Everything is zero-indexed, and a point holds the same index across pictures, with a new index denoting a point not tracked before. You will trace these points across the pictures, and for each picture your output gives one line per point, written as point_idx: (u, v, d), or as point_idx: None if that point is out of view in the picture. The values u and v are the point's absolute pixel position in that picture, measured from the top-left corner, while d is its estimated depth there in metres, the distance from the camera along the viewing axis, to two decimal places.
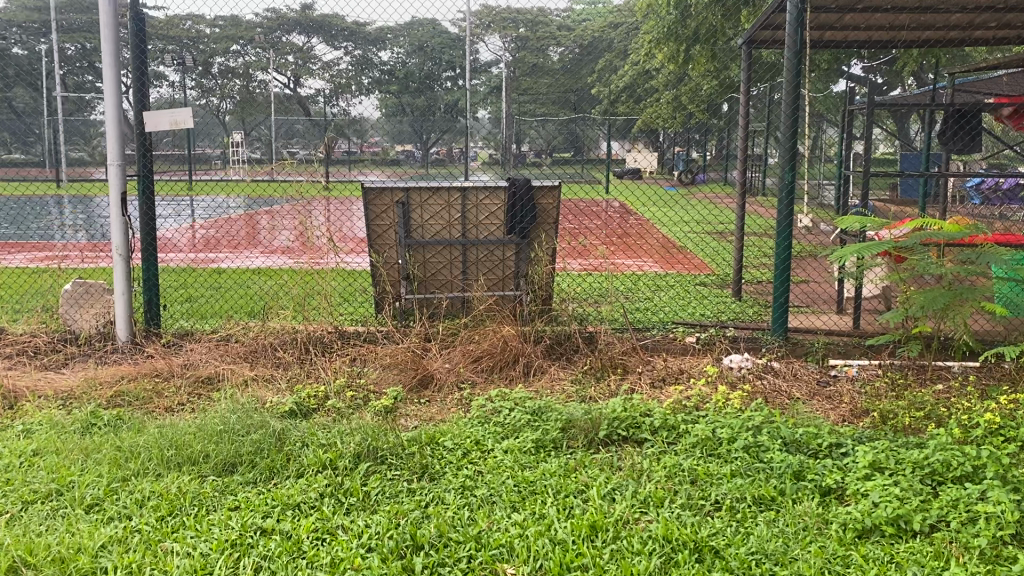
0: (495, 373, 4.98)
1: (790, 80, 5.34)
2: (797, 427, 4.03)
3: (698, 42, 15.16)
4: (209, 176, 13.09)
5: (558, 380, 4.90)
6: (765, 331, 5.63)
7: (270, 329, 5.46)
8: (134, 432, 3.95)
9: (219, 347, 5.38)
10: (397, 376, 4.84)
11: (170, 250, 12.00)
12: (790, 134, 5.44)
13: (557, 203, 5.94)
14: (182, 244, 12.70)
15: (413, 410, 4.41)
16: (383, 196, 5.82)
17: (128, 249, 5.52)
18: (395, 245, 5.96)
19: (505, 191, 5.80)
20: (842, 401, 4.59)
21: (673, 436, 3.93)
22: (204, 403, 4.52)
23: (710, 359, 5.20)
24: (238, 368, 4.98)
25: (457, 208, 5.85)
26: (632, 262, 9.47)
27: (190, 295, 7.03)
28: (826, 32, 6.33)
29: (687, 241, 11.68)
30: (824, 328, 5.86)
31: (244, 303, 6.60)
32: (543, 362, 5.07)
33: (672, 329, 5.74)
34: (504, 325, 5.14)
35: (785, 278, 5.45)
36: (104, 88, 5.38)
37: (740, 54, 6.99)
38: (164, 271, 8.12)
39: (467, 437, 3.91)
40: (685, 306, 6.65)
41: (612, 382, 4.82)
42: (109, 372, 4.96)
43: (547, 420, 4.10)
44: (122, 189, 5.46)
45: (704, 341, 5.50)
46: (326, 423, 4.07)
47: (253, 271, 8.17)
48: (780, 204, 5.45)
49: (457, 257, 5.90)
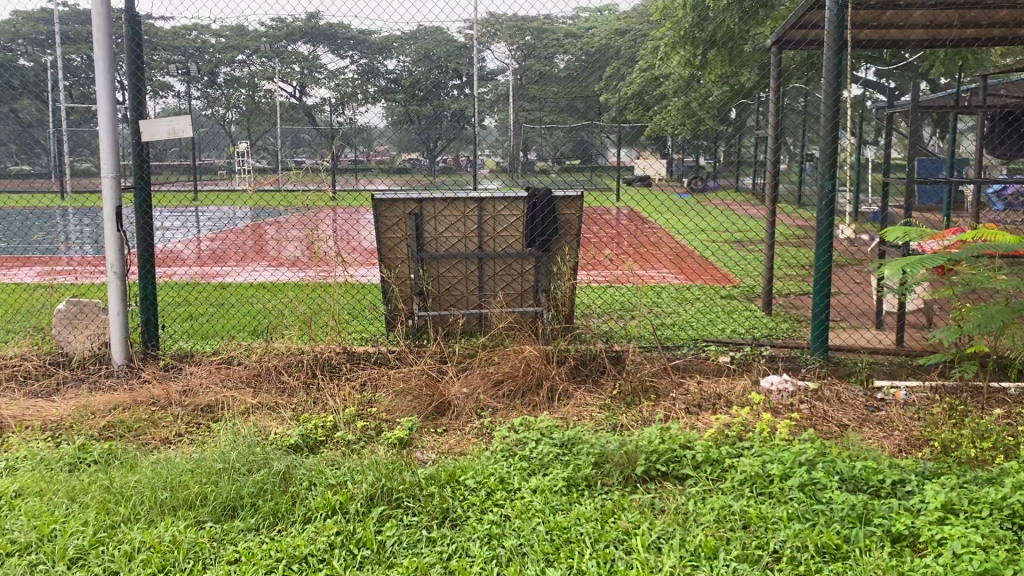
0: (518, 399, 4.61)
1: (831, 80, 4.98)
2: (853, 460, 3.66)
3: (715, 45, 14.77)
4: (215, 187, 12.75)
5: (586, 406, 4.54)
6: (804, 349, 5.27)
7: (274, 351, 5.12)
8: (126, 470, 3.60)
9: (221, 371, 5.06)
10: (412, 402, 4.46)
11: (175, 265, 11.64)
12: (831, 138, 5.08)
13: (580, 212, 5.59)
14: (189, 256, 12.38)
15: (429, 442, 4.05)
16: (394, 207, 5.49)
17: (124, 266, 5.17)
18: (407, 259, 5.62)
19: (525, 202, 5.46)
20: (896, 430, 4.23)
21: (718, 472, 3.59)
22: (203, 435, 4.18)
23: (747, 381, 4.84)
24: (241, 395, 4.64)
25: (474, 218, 5.51)
26: (653, 272, 9.13)
27: (191, 313, 6.69)
28: (864, 31, 5.96)
29: (705, 250, 11.35)
30: (866, 346, 5.49)
31: (248, 321, 6.26)
32: (568, 386, 4.72)
33: (704, 348, 5.38)
34: (525, 346, 4.78)
35: (826, 294, 5.10)
36: (97, 96, 5.05)
37: (770, 55, 6.62)
38: (166, 288, 7.76)
39: (491, 474, 3.55)
40: (713, 322, 6.29)
41: (645, 409, 4.45)
42: (103, 399, 4.61)
43: (578, 453, 3.73)
44: (117, 202, 5.12)
45: (738, 361, 5.13)
46: (335, 459, 3.72)
47: (259, 286, 7.81)
48: (819, 215, 5.09)
49: (472, 271, 5.56)
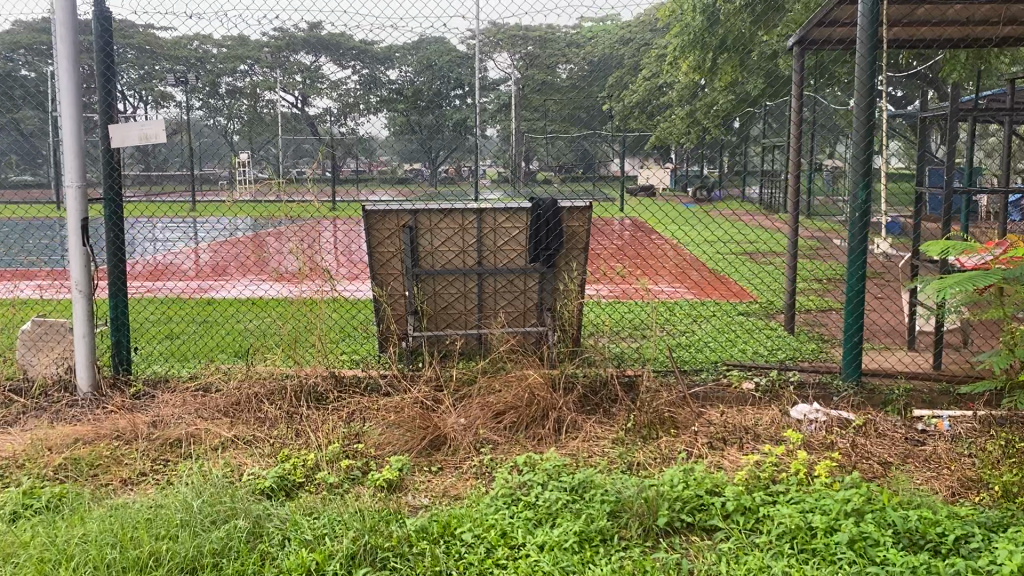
0: (521, 431, 4.15)
1: (865, 80, 4.53)
2: (905, 508, 3.21)
3: (726, 49, 14.31)
4: (209, 195, 12.33)
5: (597, 440, 4.10)
6: (834, 375, 4.82)
7: (256, 376, 4.67)
8: (76, 521, 3.15)
9: (196, 399, 4.62)
10: (404, 436, 4.00)
11: (170, 278, 11.16)
12: (864, 145, 4.62)
13: (588, 225, 5.16)
14: (185, 269, 11.95)
15: (422, 484, 3.60)
16: (388, 220, 5.04)
17: (90, 285, 4.71)
18: (400, 275, 5.19)
19: (528, 212, 5.01)
20: (946, 468, 3.78)
21: (750, 523, 3.14)
22: (170, 475, 3.74)
23: (775, 412, 4.38)
24: (215, 427, 4.20)
25: (473, 232, 5.06)
26: (664, 286, 8.69)
27: (169, 332, 6.25)
28: (893, 29, 5.53)
29: (718, 263, 10.89)
30: (901, 370, 5.04)
31: (229, 341, 5.82)
32: (577, 417, 4.26)
33: (724, 374, 4.93)
34: (530, 372, 4.33)
35: (858, 314, 4.64)
36: (61, 99, 4.60)
37: (791, 55, 6.16)
38: (149, 305, 7.28)
39: (492, 526, 3.10)
40: (730, 342, 5.83)
41: (664, 445, 3.99)
42: (63, 432, 4.17)
43: (590, 501, 3.29)
44: (83, 214, 4.68)
45: (764, 388, 4.68)
46: (315, 506, 3.27)
47: (249, 302, 7.34)
48: (852, 229, 4.65)
49: (471, 287, 5.17)
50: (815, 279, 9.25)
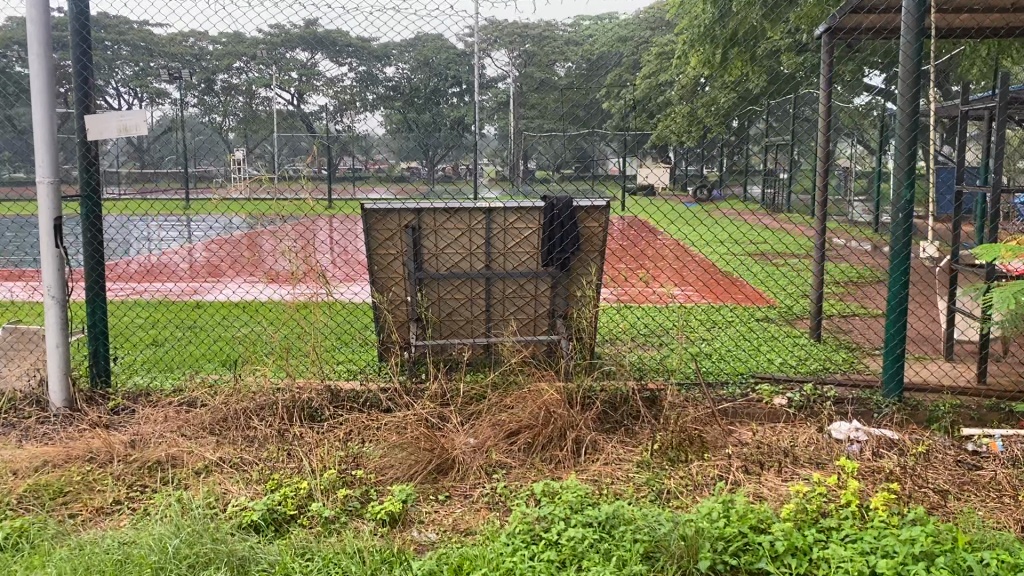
0: (537, 453, 3.77)
1: (910, 70, 4.16)
2: (978, 548, 2.83)
3: (736, 44, 13.91)
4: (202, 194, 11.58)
5: (620, 464, 3.71)
6: (873, 390, 4.45)
7: (245, 390, 4.28)
8: (34, 564, 2.76)
9: (180, 415, 4.23)
10: (407, 460, 3.62)
11: (165, 279, 10.72)
12: (909, 140, 4.24)
13: (605, 227, 4.78)
14: (181, 270, 11.52)
15: (429, 517, 3.22)
16: (389, 220, 4.67)
17: (64, 291, 4.30)
18: (402, 279, 4.83)
19: (542, 212, 4.66)
20: (1012, 498, 3.40)
21: (802, 566, 2.76)
22: (149, 503, 3.36)
23: (813, 432, 4.02)
24: (200, 448, 3.81)
25: (481, 233, 4.71)
26: (676, 290, 8.32)
27: (154, 338, 5.84)
28: (932, 16, 5.17)
29: (729, 265, 10.51)
30: (943, 383, 4.67)
31: (217, 349, 5.41)
32: (597, 437, 3.88)
33: (753, 388, 4.55)
34: (545, 389, 3.94)
35: (901, 325, 4.28)
36: (32, 86, 4.18)
37: (820, 45, 5.80)
38: (135, 310, 6.87)
39: (511, 570, 2.72)
40: (755, 351, 5.44)
41: (696, 469, 3.62)
42: (30, 452, 3.78)
43: (620, 540, 2.91)
44: (56, 212, 4.29)
45: (798, 404, 4.33)
46: (310, 545, 2.88)
47: (242, 305, 6.94)
48: (895, 231, 4.27)
49: (478, 292, 4.82)
50: (834, 282, 8.84)
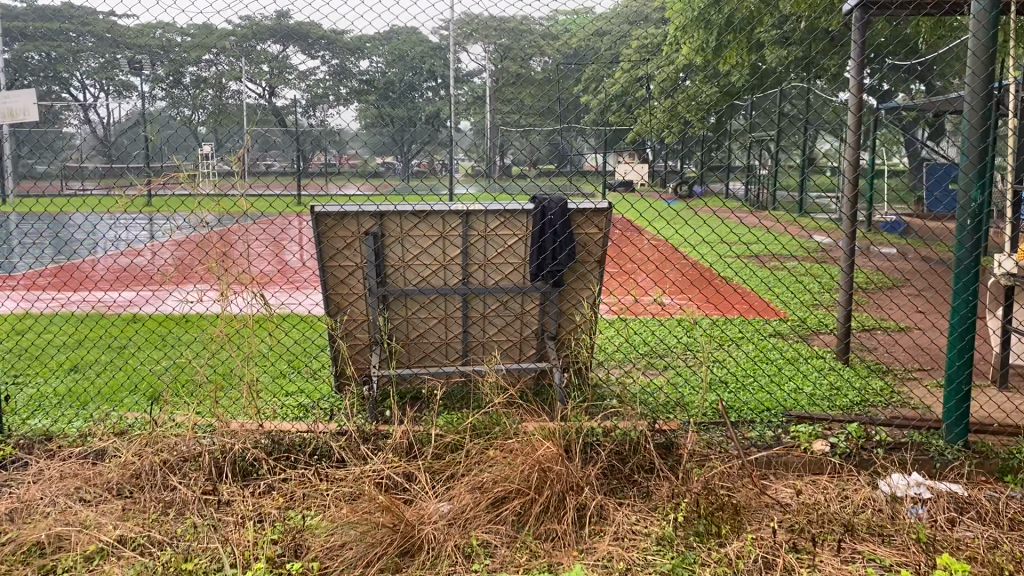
0: (529, 525, 2.97)
1: (983, 43, 3.39)
2: None
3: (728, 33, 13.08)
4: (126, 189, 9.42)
5: (633, 540, 2.93)
6: (928, 429, 3.71)
7: (162, 438, 3.42)
8: None
9: (81, 470, 3.37)
10: (361, 542, 2.80)
11: (122, 283, 9.81)
12: (983, 129, 3.45)
13: (602, 235, 3.97)
14: (143, 272, 10.61)
15: None
16: (344, 225, 3.81)
17: None
18: (363, 296, 3.99)
19: (531, 217, 3.81)
20: None
21: None
22: None
23: (866, 488, 3.27)
24: (97, 523, 2.95)
25: (456, 241, 3.88)
26: (674, 303, 7.63)
27: (76, 362, 4.98)
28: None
29: (724, 271, 9.79)
30: (1006, 419, 3.94)
31: (144, 380, 4.54)
32: (604, 501, 3.08)
33: (786, 430, 3.80)
34: (539, 441, 3.13)
35: (965, 354, 3.53)
36: None
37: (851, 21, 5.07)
38: (62, 326, 5.98)
39: None
40: (777, 377, 4.69)
41: (733, 549, 2.83)
42: None
43: None
44: None
45: (843, 451, 3.57)
46: None
47: (186, 319, 6.09)
48: (960, 236, 3.50)
49: (453, 311, 4.04)
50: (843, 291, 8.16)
